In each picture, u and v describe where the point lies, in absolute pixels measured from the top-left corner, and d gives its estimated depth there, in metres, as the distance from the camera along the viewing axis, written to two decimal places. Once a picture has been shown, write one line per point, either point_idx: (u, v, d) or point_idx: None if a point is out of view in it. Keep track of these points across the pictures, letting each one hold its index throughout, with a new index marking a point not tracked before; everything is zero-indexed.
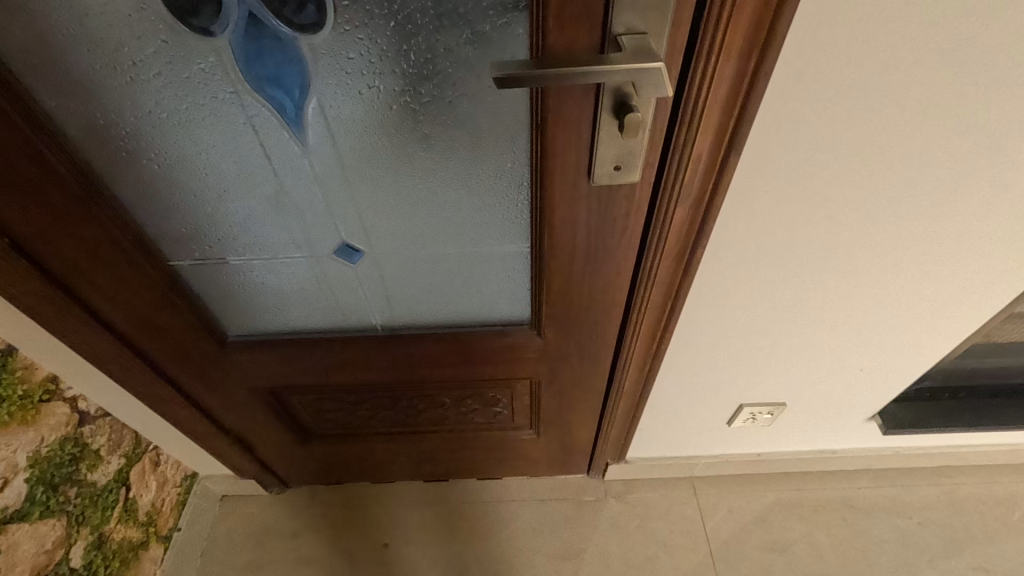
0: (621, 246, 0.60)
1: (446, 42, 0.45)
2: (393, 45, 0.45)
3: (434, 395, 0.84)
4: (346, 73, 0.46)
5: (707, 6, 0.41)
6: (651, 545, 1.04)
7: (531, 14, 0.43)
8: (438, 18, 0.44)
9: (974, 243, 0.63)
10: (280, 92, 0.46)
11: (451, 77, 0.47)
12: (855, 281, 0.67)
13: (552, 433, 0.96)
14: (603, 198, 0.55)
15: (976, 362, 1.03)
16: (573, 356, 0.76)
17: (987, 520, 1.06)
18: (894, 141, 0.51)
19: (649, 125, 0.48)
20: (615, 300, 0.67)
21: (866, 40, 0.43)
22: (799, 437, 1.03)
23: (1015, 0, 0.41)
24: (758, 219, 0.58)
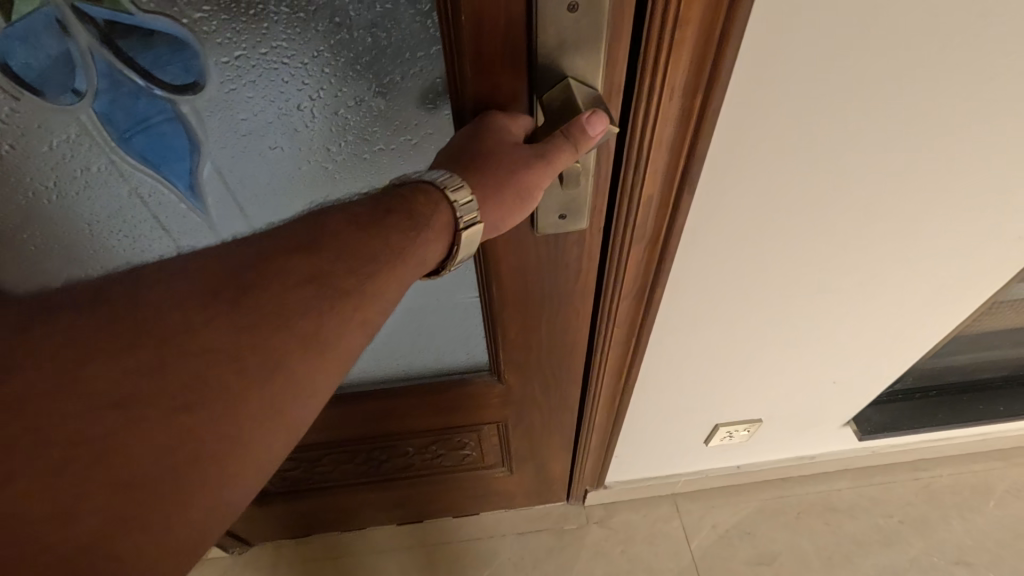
0: (578, 288, 0.58)
1: (354, 93, 0.40)
2: (287, 105, 0.40)
3: (398, 445, 0.89)
4: (242, 133, 0.42)
5: (642, 40, 0.37)
6: (636, 569, 1.16)
7: (445, 59, 0.37)
8: (339, 71, 0.38)
9: (884, 263, 0.71)
10: (164, 158, 0.44)
11: (367, 131, 0.42)
12: (795, 308, 0.76)
13: (525, 467, 1.02)
14: (552, 243, 0.51)
15: (948, 361, 1.05)
16: (538, 398, 0.79)
17: (964, 510, 1.21)
18: (798, 177, 0.57)
19: (592, 175, 0.45)
20: (576, 341, 0.67)
21: (760, 66, 0.46)
22: (771, 450, 1.14)
23: (887, 32, 0.44)
24: (702, 238, 0.62)
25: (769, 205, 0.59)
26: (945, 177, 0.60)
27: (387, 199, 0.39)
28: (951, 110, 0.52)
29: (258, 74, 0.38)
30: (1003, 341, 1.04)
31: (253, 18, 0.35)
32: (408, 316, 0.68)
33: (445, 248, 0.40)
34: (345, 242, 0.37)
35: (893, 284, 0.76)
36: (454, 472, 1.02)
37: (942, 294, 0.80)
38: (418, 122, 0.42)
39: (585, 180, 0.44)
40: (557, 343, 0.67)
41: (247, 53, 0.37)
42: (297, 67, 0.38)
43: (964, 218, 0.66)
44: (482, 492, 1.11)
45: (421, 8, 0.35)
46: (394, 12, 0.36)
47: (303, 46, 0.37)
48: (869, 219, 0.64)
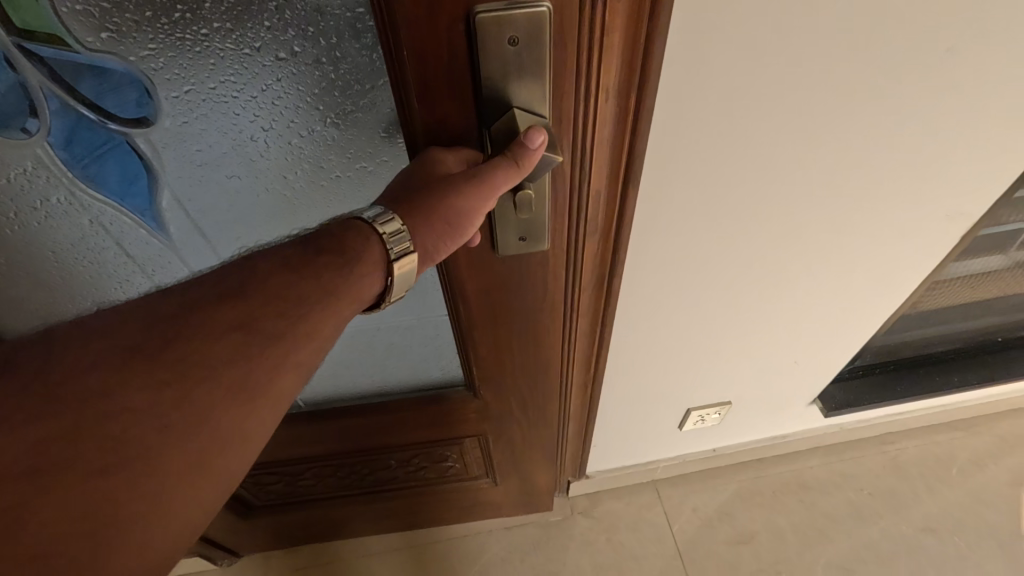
0: (546, 304, 0.61)
1: (306, 123, 0.41)
2: (241, 136, 0.42)
3: (380, 458, 0.90)
4: (198, 163, 0.44)
5: (579, 65, 0.39)
6: (621, 556, 1.20)
7: (394, 92, 0.39)
8: (288, 102, 0.40)
9: (830, 248, 0.75)
10: (122, 190, 0.45)
11: (322, 158, 0.44)
12: (752, 295, 0.80)
13: (509, 479, 1.04)
14: (512, 264, 0.54)
15: (902, 338, 1.11)
16: (513, 411, 0.81)
17: (929, 479, 1.27)
18: (738, 175, 0.60)
19: (549, 193, 0.48)
20: (549, 354, 0.69)
21: (688, 76, 0.49)
22: (745, 432, 1.18)
23: (797, 39, 0.48)
24: (658, 237, 0.66)
25: (712, 205, 0.63)
26: (874, 166, 0.64)
27: (320, 236, 0.41)
28: (870, 103, 0.56)
29: (209, 105, 0.40)
30: (951, 315, 1.10)
31: (199, 54, 0.37)
32: (383, 334, 0.72)
33: (381, 280, 0.42)
34: (273, 286, 0.38)
35: (843, 268, 0.79)
36: (440, 483, 1.04)
37: (893, 273, 0.83)
38: (372, 151, 0.44)
39: (541, 202, 0.48)
40: (525, 355, 0.69)
41: (196, 87, 0.39)
42: (247, 99, 0.39)
43: (899, 204, 0.70)
44: (466, 504, 1.14)
45: (364, 42, 0.37)
46: (338, 45, 0.37)
47: (252, 79, 0.38)
48: (811, 210, 0.68)
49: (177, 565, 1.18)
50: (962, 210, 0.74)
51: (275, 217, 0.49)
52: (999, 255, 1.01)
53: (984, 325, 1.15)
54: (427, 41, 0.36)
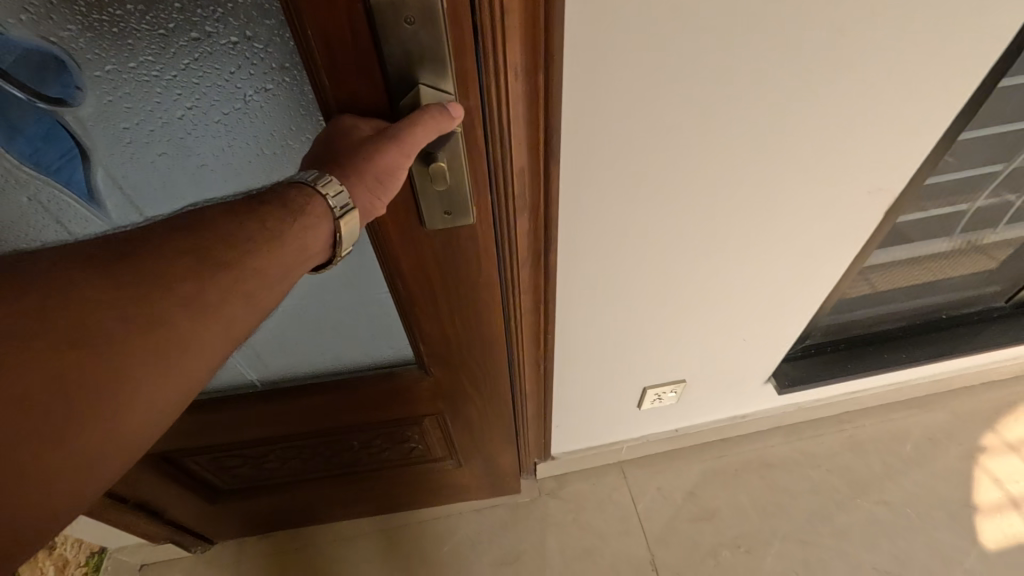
0: (484, 283, 0.64)
1: (222, 99, 0.46)
2: (164, 110, 0.46)
3: (343, 439, 0.94)
4: (125, 135, 0.48)
5: (480, 43, 0.43)
6: (587, 535, 1.23)
7: (307, 69, 0.42)
8: (205, 81, 0.44)
9: (758, 223, 0.81)
10: (61, 169, 0.50)
11: (241, 131, 0.49)
12: (690, 270, 0.86)
13: (473, 458, 1.07)
14: (443, 239, 0.57)
15: (848, 315, 1.17)
16: (465, 389, 0.84)
17: (885, 456, 1.31)
18: (656, 150, 0.65)
19: (468, 169, 0.51)
20: (495, 330, 0.73)
21: (593, 52, 0.53)
22: (705, 411, 1.22)
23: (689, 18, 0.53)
24: (590, 211, 0.71)
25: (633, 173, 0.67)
26: (784, 140, 0.69)
27: (262, 196, 0.43)
28: (767, 81, 0.61)
29: (134, 86, 0.44)
30: (892, 292, 1.17)
31: (118, 36, 0.41)
32: (329, 314, 0.74)
33: (329, 235, 0.44)
34: (221, 224, 0.41)
35: (773, 238, 0.85)
36: (404, 466, 1.07)
37: (824, 246, 0.89)
38: (286, 125, 0.49)
39: (458, 172, 0.50)
40: (471, 331, 0.72)
41: (118, 67, 0.43)
42: (167, 79, 0.44)
43: (816, 178, 0.76)
44: (436, 487, 1.16)
45: (271, 22, 0.42)
46: (248, 26, 0.42)
47: (171, 60, 0.43)
48: (731, 185, 0.73)
49: (151, 553, 1.19)
50: (876, 182, 0.79)
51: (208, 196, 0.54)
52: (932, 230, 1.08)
53: (928, 303, 1.21)
54: (327, 20, 0.39)
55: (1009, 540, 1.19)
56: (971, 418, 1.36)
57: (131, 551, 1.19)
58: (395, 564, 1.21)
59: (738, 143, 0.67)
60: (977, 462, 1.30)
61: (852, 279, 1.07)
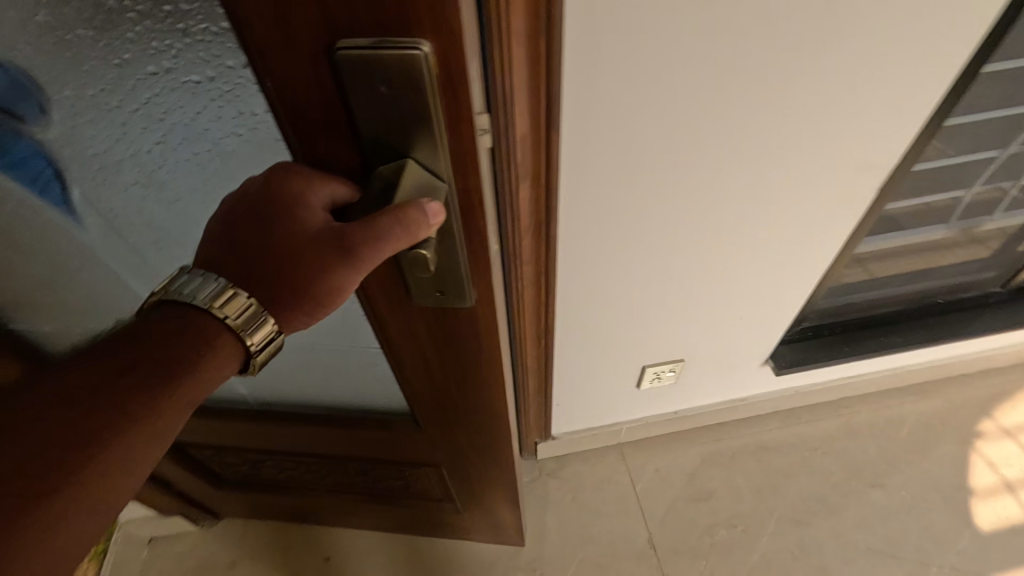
0: (480, 358, 0.61)
1: (181, 121, 0.50)
2: (127, 125, 0.51)
3: (342, 462, 0.98)
4: (93, 144, 0.53)
5: (487, 18, 0.44)
6: (585, 514, 1.25)
7: (279, 118, 0.39)
8: (163, 106, 0.49)
9: (755, 199, 0.82)
10: (43, 188, 0.58)
11: (197, 147, 0.53)
12: (689, 247, 0.87)
13: (472, 508, 1.05)
14: (437, 313, 0.55)
15: (842, 299, 1.20)
16: (463, 445, 0.82)
17: (881, 441, 1.32)
18: (653, 123, 0.67)
19: (464, 249, 0.47)
20: (492, 399, 0.69)
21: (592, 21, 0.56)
22: (703, 392, 1.24)
23: None
24: (591, 183, 0.73)
25: (631, 145, 0.69)
26: (780, 114, 0.70)
27: (175, 308, 0.40)
28: (763, 53, 0.62)
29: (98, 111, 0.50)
30: (885, 280, 1.21)
31: (77, 64, 0.45)
32: (324, 358, 0.81)
33: (241, 361, 0.42)
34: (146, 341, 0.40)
35: (768, 217, 0.86)
36: (404, 499, 1.08)
37: (819, 226, 0.91)
38: (238, 148, 0.53)
39: (450, 254, 0.46)
40: (465, 396, 0.70)
41: (82, 94, 0.48)
42: (128, 108, 0.49)
43: (812, 154, 0.77)
44: (438, 524, 1.15)
45: (230, 64, 0.45)
46: (207, 68, 0.45)
47: (131, 90, 0.48)
48: (728, 159, 0.74)
49: (159, 525, 1.22)
50: (870, 158, 0.81)
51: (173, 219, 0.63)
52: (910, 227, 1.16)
53: (925, 287, 1.22)
54: (292, 67, 0.35)
55: (1001, 522, 1.21)
56: (967, 405, 1.37)
57: (139, 524, 1.21)
58: (397, 541, 1.24)
59: (734, 117, 0.69)
60: (972, 447, 1.31)
61: (843, 266, 1.11)
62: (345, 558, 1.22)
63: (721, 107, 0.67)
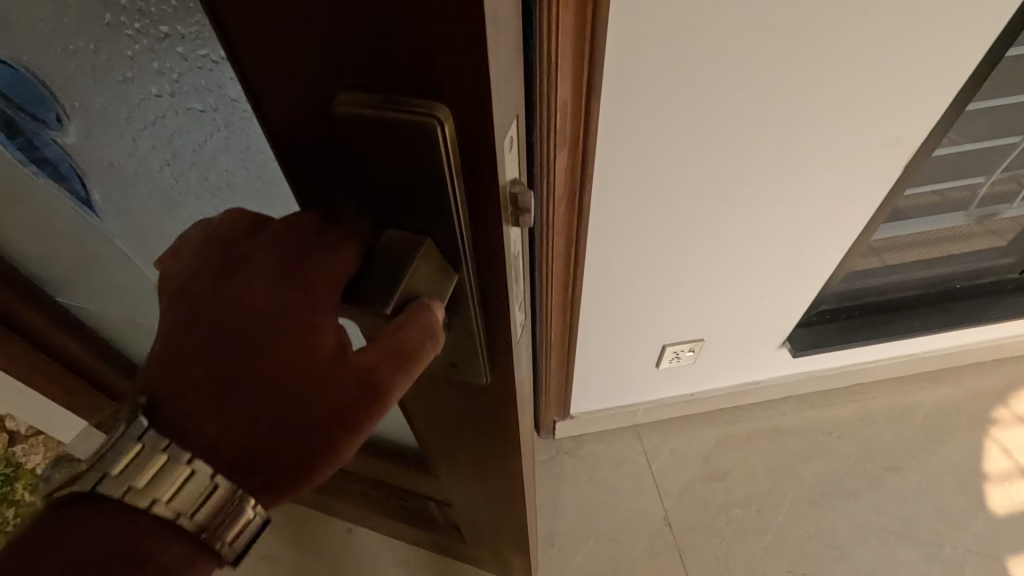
0: (491, 428, 0.55)
1: (186, 153, 0.44)
2: (131, 146, 0.46)
3: (357, 474, 1.00)
4: (101, 158, 0.48)
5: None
6: (601, 492, 1.27)
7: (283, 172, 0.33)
8: (167, 134, 0.43)
9: (782, 176, 0.83)
10: (51, 198, 0.55)
11: (201, 182, 0.47)
12: (714, 223, 0.89)
13: (476, 543, 0.97)
14: (450, 381, 0.49)
15: (862, 282, 1.20)
16: (474, 498, 0.76)
17: (896, 426, 1.34)
18: (687, 96, 0.68)
19: (479, 326, 0.40)
20: (504, 466, 0.63)
21: None
22: (720, 374, 1.26)
23: None
24: (624, 156, 0.74)
25: (664, 118, 0.70)
26: (812, 91, 0.71)
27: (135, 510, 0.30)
28: (798, 28, 0.64)
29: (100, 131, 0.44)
30: (907, 260, 1.20)
31: (73, 78, 0.40)
32: None
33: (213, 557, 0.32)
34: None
35: (793, 195, 0.87)
36: (414, 520, 1.04)
37: (844, 205, 0.92)
38: (246, 189, 0.46)
39: (464, 329, 0.40)
40: (474, 458, 0.64)
41: (85, 109, 0.43)
42: (130, 130, 0.44)
43: (841, 132, 0.79)
44: (445, 548, 1.10)
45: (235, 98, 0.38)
46: (209, 99, 0.39)
47: (132, 113, 0.42)
48: (758, 136, 0.76)
49: None
50: (898, 136, 0.81)
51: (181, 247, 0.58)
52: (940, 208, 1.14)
53: (941, 274, 1.24)
54: (294, 111, 0.29)
55: (1015, 506, 1.22)
56: (982, 393, 1.38)
57: None
58: None
59: (766, 92, 0.70)
60: (987, 433, 1.33)
61: (862, 253, 1.12)
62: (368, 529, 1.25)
63: (755, 82, 0.68)
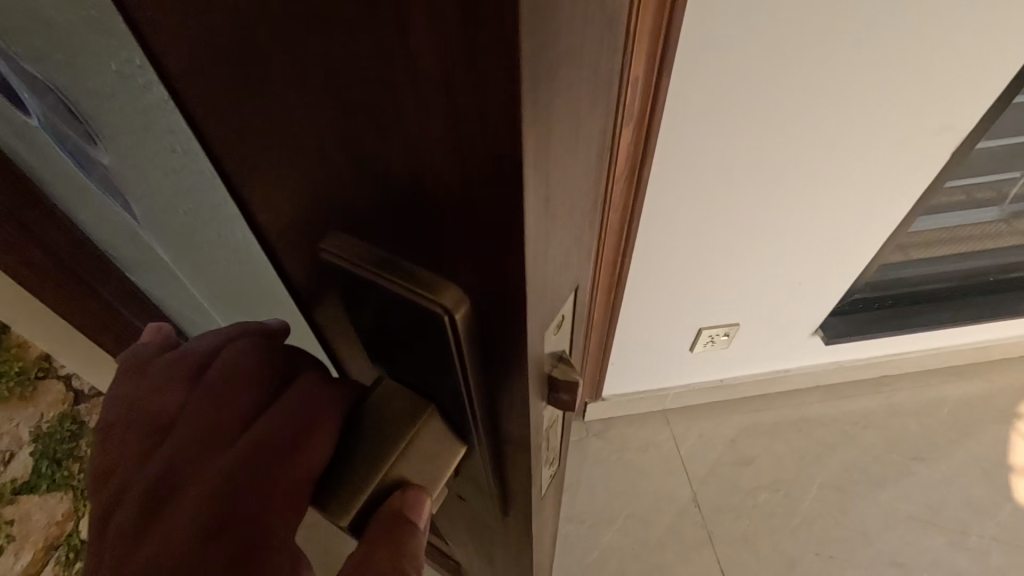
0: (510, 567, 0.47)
1: (211, 205, 0.36)
2: (157, 186, 0.38)
3: None
4: (127, 187, 0.41)
5: None
6: (630, 473, 1.30)
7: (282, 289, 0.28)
8: (191, 178, 0.35)
9: (830, 159, 0.86)
10: (90, 201, 0.50)
11: (226, 236, 0.39)
12: (760, 206, 0.92)
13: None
14: (466, 518, 0.43)
15: (894, 272, 1.22)
16: None
17: (922, 418, 1.35)
18: (748, 74, 0.72)
19: (492, 483, 0.34)
20: None
21: None
22: (751, 359, 1.28)
23: None
24: (683, 131, 0.77)
25: (726, 101, 0.74)
26: (868, 71, 0.74)
27: None
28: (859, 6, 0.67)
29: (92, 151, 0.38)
30: (940, 254, 1.22)
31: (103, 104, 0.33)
32: None
33: None
34: None
35: (837, 179, 0.90)
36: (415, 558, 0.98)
37: (887, 188, 0.94)
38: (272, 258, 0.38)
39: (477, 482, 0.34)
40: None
41: (115, 137, 0.36)
42: (157, 169, 0.36)
43: (892, 113, 0.81)
44: None
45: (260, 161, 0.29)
46: None
47: (159, 153, 0.34)
48: (813, 115, 0.79)
49: None
50: (945, 122, 0.84)
51: (238, 294, 0.48)
52: (977, 202, 1.17)
53: (979, 266, 1.26)
54: (283, 225, 0.24)
55: None
56: (1009, 389, 1.40)
57: None
58: None
59: (824, 70, 0.73)
60: (1013, 428, 1.34)
61: (892, 250, 1.14)
62: None
63: (814, 59, 0.71)
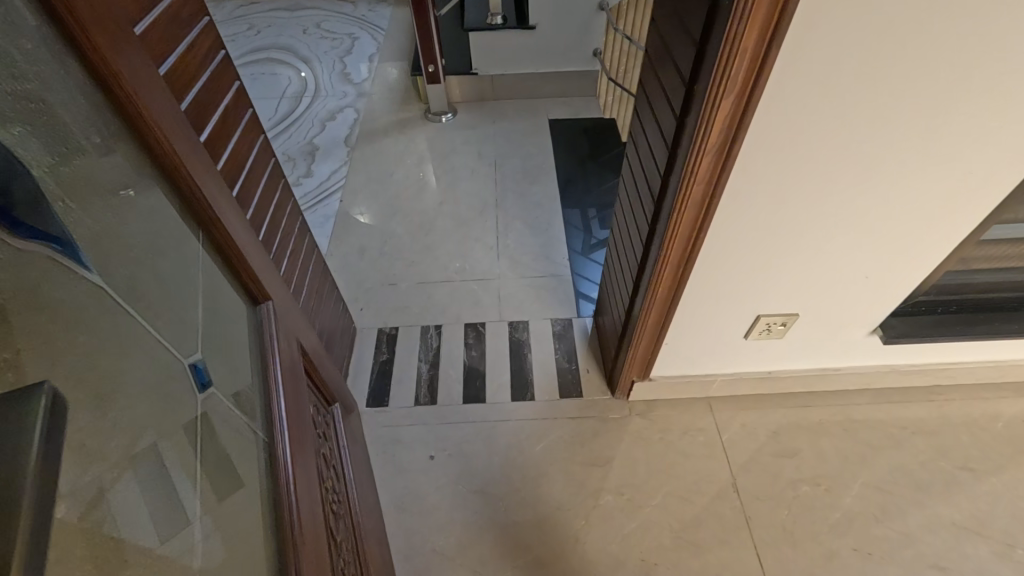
0: None
1: None
2: None
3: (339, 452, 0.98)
4: None
5: None
6: (670, 454, 1.32)
7: None
8: None
9: (918, 154, 0.86)
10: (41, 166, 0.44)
11: None
12: (839, 197, 0.92)
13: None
14: None
15: (961, 280, 1.21)
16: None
17: (974, 429, 1.34)
18: (851, 63, 0.72)
19: None
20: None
21: None
22: (803, 353, 1.29)
23: None
24: (777, 120, 0.78)
25: (830, 86, 0.74)
26: (973, 63, 0.73)
27: None
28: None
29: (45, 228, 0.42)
30: (1010, 263, 1.20)
31: None
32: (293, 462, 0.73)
33: None
34: None
35: (923, 171, 0.89)
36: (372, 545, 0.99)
37: (977, 186, 0.93)
38: None
39: None
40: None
41: None
42: None
43: (990, 110, 0.80)
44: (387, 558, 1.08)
45: None
46: None
47: None
48: (909, 106, 0.78)
49: None
50: None
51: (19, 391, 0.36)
52: None
53: None
54: None
55: None
56: None
57: None
58: (493, 456, 1.34)
59: (927, 62, 0.73)
60: None
61: (960, 257, 1.12)
62: (449, 457, 1.34)
63: (918, 52, 0.71)
